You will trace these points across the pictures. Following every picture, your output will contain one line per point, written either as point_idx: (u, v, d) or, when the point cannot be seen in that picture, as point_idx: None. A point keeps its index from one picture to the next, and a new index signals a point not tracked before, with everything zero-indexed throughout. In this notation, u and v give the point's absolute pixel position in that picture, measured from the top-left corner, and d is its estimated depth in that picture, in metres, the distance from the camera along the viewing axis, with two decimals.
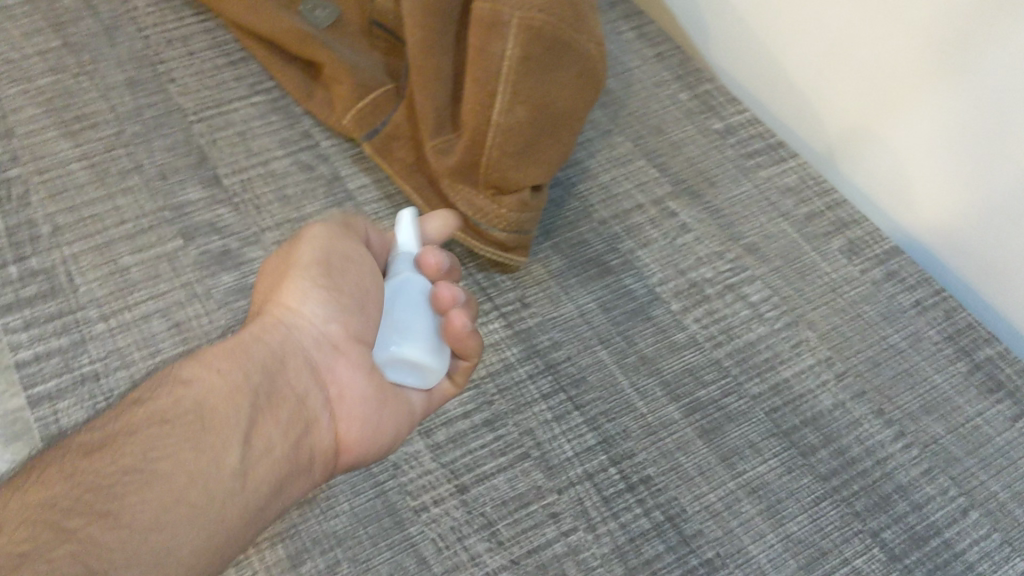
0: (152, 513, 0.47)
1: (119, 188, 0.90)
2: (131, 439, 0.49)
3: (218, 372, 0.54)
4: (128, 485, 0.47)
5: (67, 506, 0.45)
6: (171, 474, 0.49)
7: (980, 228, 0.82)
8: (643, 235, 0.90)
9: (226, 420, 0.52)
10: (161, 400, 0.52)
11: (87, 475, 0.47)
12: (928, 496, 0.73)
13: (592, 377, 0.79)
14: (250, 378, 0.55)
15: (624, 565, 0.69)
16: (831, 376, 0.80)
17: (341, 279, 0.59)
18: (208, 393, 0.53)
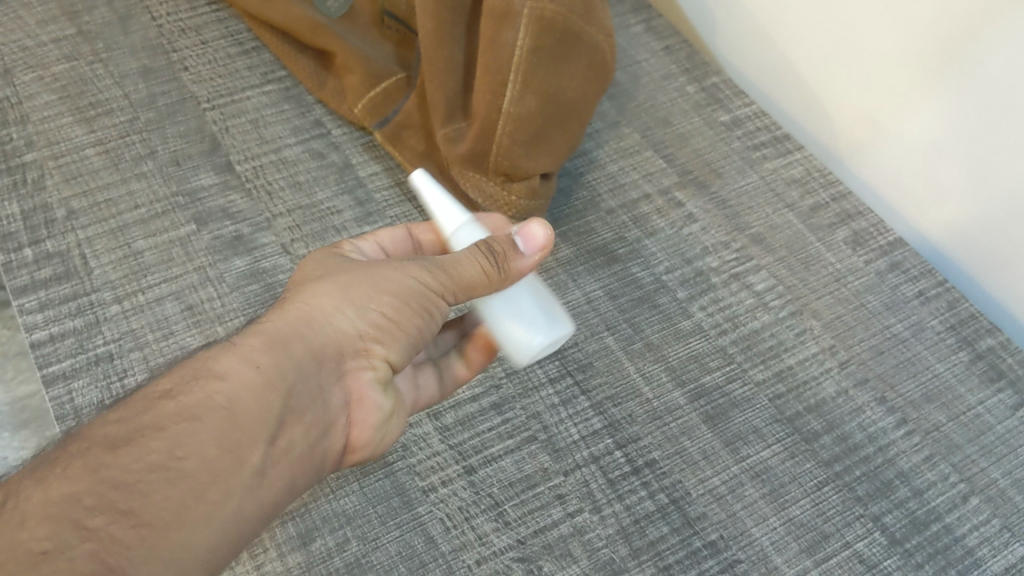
0: (175, 513, 0.45)
1: (133, 173, 0.91)
2: (157, 434, 0.47)
3: (255, 368, 0.50)
4: (149, 483, 0.45)
5: (88, 504, 0.44)
6: (196, 472, 0.46)
7: (983, 220, 0.83)
8: (650, 224, 0.91)
9: (254, 419, 0.49)
10: (189, 393, 0.49)
11: (107, 469, 0.45)
12: (929, 482, 0.75)
13: (598, 362, 0.80)
14: (285, 376, 0.51)
15: (628, 546, 0.70)
16: (834, 364, 0.81)
17: (381, 290, 0.55)
18: (239, 392, 0.49)
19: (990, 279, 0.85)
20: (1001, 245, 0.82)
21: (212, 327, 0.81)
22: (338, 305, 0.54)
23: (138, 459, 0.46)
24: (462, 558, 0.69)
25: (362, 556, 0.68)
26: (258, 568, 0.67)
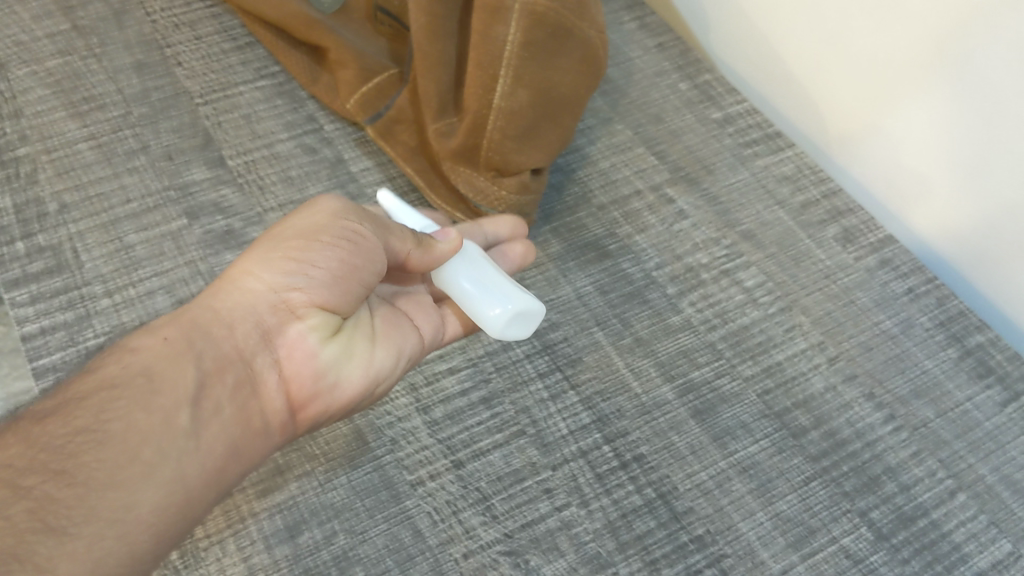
0: (108, 473, 0.51)
1: (126, 168, 0.91)
2: (82, 404, 0.53)
3: (165, 339, 0.58)
4: (78, 444, 0.51)
5: (26, 470, 0.50)
6: (122, 433, 0.52)
7: (971, 218, 0.83)
8: (641, 221, 0.91)
9: (174, 380, 0.56)
10: (111, 366, 0.56)
11: (41, 438, 0.51)
12: (917, 477, 0.75)
13: (587, 357, 0.81)
14: (198, 342, 0.58)
15: (615, 540, 0.70)
16: (823, 360, 0.81)
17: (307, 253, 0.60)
18: (153, 358, 0.56)
19: (977, 275, 0.86)
20: (987, 240, 0.83)
21: None
22: (247, 272, 0.61)
23: (74, 422, 0.52)
24: (450, 551, 0.69)
25: (350, 549, 0.68)
26: (245, 561, 0.67)
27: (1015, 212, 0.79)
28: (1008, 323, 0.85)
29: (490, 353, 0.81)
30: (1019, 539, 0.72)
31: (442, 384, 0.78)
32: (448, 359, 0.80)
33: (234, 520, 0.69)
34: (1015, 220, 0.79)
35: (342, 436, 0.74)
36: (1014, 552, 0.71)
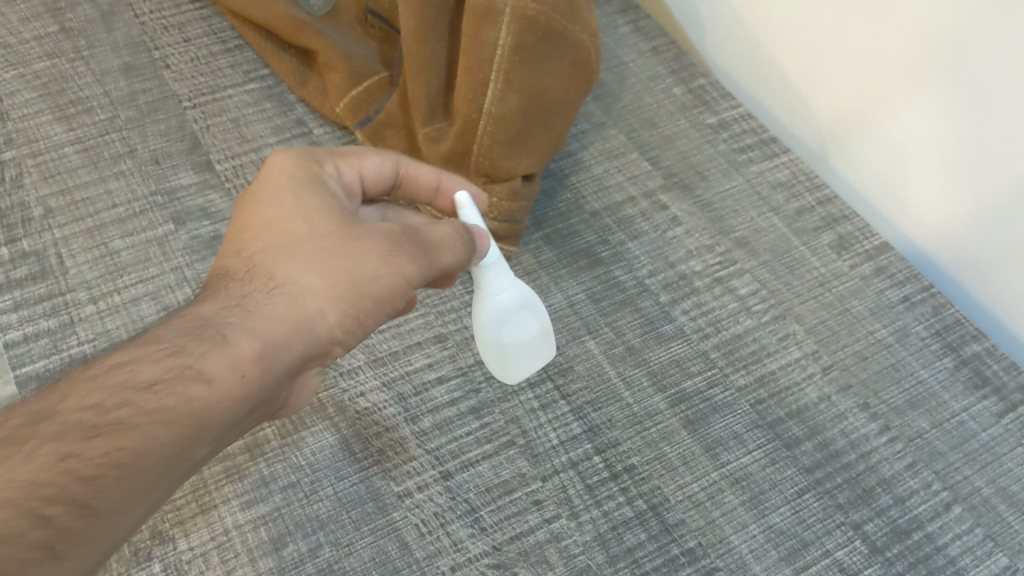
0: (120, 506, 0.46)
1: (112, 172, 0.90)
2: (127, 426, 0.46)
3: (239, 379, 0.51)
4: (111, 478, 0.45)
5: (50, 493, 0.43)
6: (153, 469, 0.47)
7: (968, 218, 0.82)
8: (634, 227, 0.90)
9: (222, 425, 0.50)
10: (170, 391, 0.48)
11: (72, 459, 0.44)
12: (912, 490, 0.74)
13: (578, 367, 0.79)
14: (260, 389, 0.52)
15: (605, 553, 0.69)
16: (817, 369, 0.80)
17: (372, 300, 0.57)
18: (218, 401, 0.50)
19: (971, 278, 0.85)
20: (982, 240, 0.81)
21: None
22: (323, 307, 0.55)
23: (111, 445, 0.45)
24: (437, 564, 0.68)
25: (335, 561, 0.67)
26: (228, 574, 0.66)
27: (1013, 210, 0.77)
28: (1003, 332, 0.84)
29: (480, 361, 0.79)
30: (1016, 553, 0.71)
31: (431, 394, 0.77)
32: (437, 368, 0.79)
33: (217, 532, 0.68)
34: (1013, 226, 0.78)
35: (329, 447, 0.73)
36: (1011, 567, 0.70)
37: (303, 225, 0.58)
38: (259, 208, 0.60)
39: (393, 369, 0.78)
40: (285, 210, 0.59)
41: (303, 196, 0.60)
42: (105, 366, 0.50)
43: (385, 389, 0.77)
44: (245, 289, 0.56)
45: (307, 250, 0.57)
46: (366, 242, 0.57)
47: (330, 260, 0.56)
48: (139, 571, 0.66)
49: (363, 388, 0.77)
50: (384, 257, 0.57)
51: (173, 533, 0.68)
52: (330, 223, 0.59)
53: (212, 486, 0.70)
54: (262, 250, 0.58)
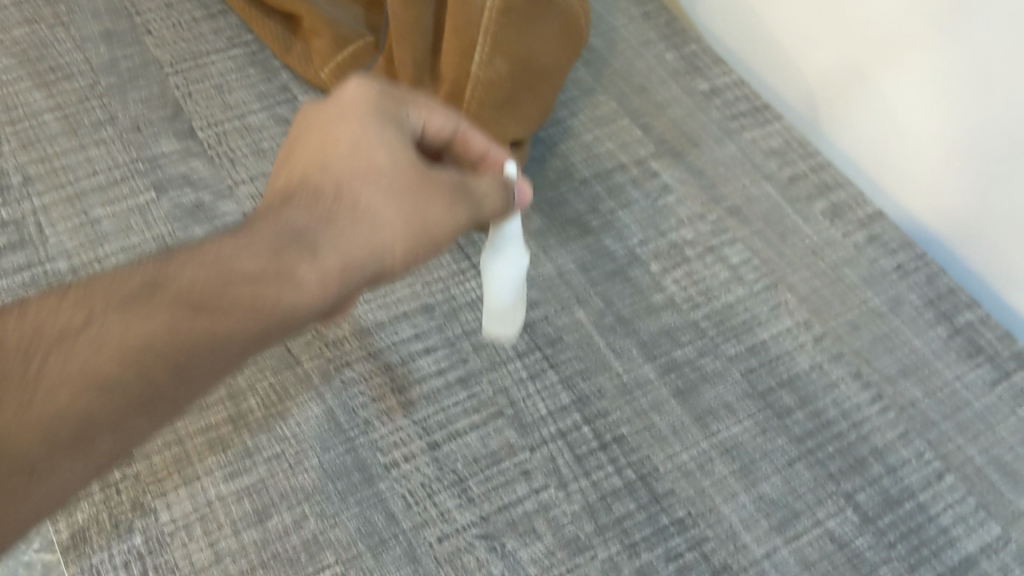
0: (184, 378, 0.51)
1: (93, 139, 0.88)
2: (208, 313, 0.51)
3: (315, 294, 0.54)
4: (180, 357, 0.50)
5: (129, 358, 0.49)
6: (222, 352, 0.51)
7: (962, 186, 0.81)
8: (625, 195, 0.88)
9: (287, 327, 0.54)
10: (250, 293, 0.52)
11: (153, 334, 0.49)
12: (904, 459, 0.73)
13: (568, 337, 0.78)
14: (329, 303, 0.55)
15: (594, 523, 0.68)
16: (809, 338, 0.79)
17: (431, 242, 0.58)
18: (293, 308, 0.53)
19: (965, 247, 0.84)
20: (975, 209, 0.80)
21: None
22: (397, 237, 0.56)
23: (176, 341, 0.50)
24: (423, 535, 0.67)
25: (320, 533, 0.66)
26: (211, 545, 0.65)
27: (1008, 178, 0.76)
28: (997, 301, 0.83)
29: (469, 332, 0.78)
30: (1008, 523, 0.70)
31: (418, 364, 0.75)
32: (425, 339, 0.77)
33: (200, 503, 0.67)
34: (1009, 195, 0.77)
35: (314, 418, 0.72)
36: (1002, 537, 0.70)
37: (384, 158, 0.58)
38: (346, 128, 0.59)
39: (379, 339, 0.77)
40: (365, 139, 0.59)
41: (385, 127, 0.60)
42: (193, 256, 0.53)
43: (371, 359, 0.75)
44: (322, 204, 0.56)
45: (389, 183, 0.57)
46: (434, 187, 0.58)
47: (405, 197, 0.57)
48: (121, 543, 0.65)
49: (349, 359, 0.75)
50: (448, 206, 0.58)
51: (155, 504, 0.66)
52: (408, 159, 0.59)
53: (195, 457, 0.69)
54: (349, 174, 0.57)
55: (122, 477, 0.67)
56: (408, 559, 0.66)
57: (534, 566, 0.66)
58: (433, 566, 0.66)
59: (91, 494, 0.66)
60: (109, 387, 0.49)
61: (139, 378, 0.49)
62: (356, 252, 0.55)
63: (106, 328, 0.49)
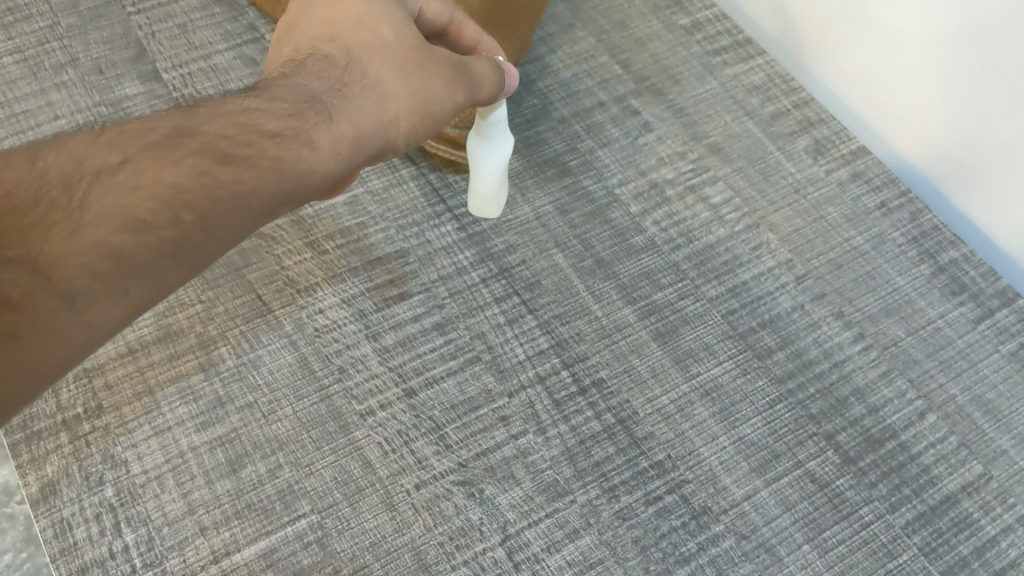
0: (222, 241, 0.47)
1: (53, 82, 0.85)
2: (245, 163, 0.48)
3: (336, 157, 0.53)
4: (228, 208, 0.46)
5: (176, 197, 0.45)
6: (257, 212, 0.48)
7: (954, 121, 0.79)
8: (604, 134, 0.86)
9: (308, 192, 0.52)
10: (288, 146, 0.50)
11: (202, 179, 0.46)
12: (886, 399, 0.72)
13: (546, 281, 0.77)
14: (342, 171, 0.54)
15: (573, 467, 0.67)
16: (791, 279, 0.78)
17: (428, 121, 0.59)
18: (318, 170, 0.52)
19: (954, 186, 0.82)
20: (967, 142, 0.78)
21: None
22: (401, 114, 0.57)
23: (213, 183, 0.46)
24: (401, 482, 0.66)
25: (295, 482, 0.65)
26: (184, 497, 0.64)
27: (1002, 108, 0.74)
28: (982, 238, 0.82)
29: (445, 277, 0.76)
30: (989, 461, 0.70)
31: (393, 310, 0.74)
32: (400, 285, 0.75)
33: (172, 454, 0.65)
34: (997, 128, 0.75)
35: (287, 366, 0.70)
36: (984, 475, 0.69)
37: (392, 33, 0.58)
38: (352, 1, 0.59)
39: (353, 286, 0.75)
40: (373, 15, 0.58)
41: (391, 6, 0.59)
42: (206, 110, 0.50)
43: (345, 306, 0.74)
44: (334, 75, 0.56)
45: (397, 59, 0.58)
46: (442, 64, 0.59)
47: (411, 74, 0.58)
48: (91, 496, 0.63)
49: (322, 306, 0.73)
50: (449, 86, 0.59)
51: (125, 456, 0.65)
52: (412, 39, 0.59)
53: (165, 407, 0.67)
54: (356, 48, 0.58)
55: (91, 429, 0.66)
56: (386, 507, 0.65)
57: (513, 512, 0.65)
58: (411, 513, 0.64)
59: (60, 447, 0.65)
60: (155, 225, 0.44)
61: (182, 220, 0.45)
62: (368, 121, 0.55)
63: (140, 169, 0.45)
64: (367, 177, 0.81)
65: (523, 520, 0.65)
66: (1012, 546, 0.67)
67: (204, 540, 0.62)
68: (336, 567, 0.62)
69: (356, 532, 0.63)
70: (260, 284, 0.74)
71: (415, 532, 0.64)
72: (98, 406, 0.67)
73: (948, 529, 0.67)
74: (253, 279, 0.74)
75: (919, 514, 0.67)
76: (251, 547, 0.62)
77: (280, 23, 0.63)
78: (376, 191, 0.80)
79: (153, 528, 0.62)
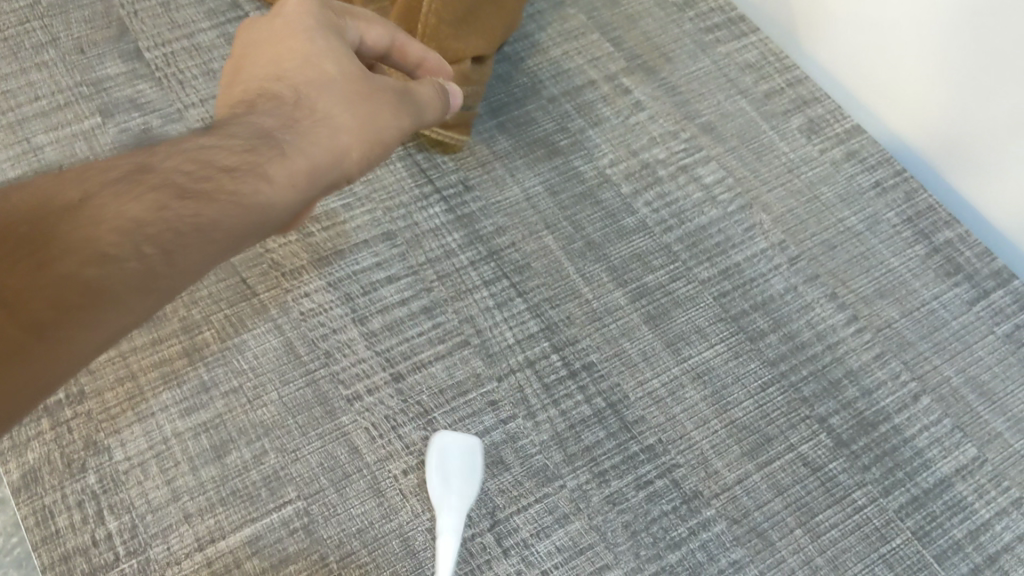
0: (185, 279, 0.44)
1: (34, 63, 0.83)
2: (205, 198, 0.45)
3: (294, 191, 0.49)
4: (190, 240, 0.44)
5: (138, 231, 0.42)
6: (221, 247, 0.45)
7: (954, 105, 0.77)
8: (595, 113, 0.85)
9: (266, 231, 0.48)
10: (244, 178, 0.47)
11: (162, 214, 0.43)
12: (879, 381, 0.71)
13: (536, 263, 0.75)
14: (299, 209, 0.50)
15: (563, 452, 0.67)
16: (784, 261, 0.77)
17: (382, 149, 0.55)
18: (277, 205, 0.48)
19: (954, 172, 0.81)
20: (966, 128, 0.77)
21: None
22: (356, 141, 0.53)
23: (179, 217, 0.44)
24: (388, 468, 0.65)
25: (281, 468, 0.64)
26: (168, 483, 0.63)
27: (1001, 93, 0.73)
28: (977, 218, 0.81)
29: (432, 260, 0.75)
30: (984, 444, 0.69)
31: (380, 294, 0.73)
32: (386, 268, 0.74)
33: (156, 440, 0.64)
34: (995, 108, 0.74)
35: (272, 350, 0.69)
36: (978, 458, 0.68)
37: (337, 64, 0.54)
38: (291, 34, 0.55)
39: (339, 269, 0.73)
40: (312, 45, 0.55)
41: (331, 32, 0.55)
42: (165, 151, 0.48)
43: (332, 289, 0.72)
44: (284, 111, 0.52)
45: (345, 88, 0.54)
46: (389, 94, 0.55)
47: (361, 103, 0.53)
48: (73, 484, 0.62)
49: (307, 290, 0.72)
50: (397, 114, 0.55)
51: (108, 442, 0.64)
52: (356, 65, 0.55)
53: (149, 393, 0.66)
54: (302, 81, 0.53)
55: (73, 415, 0.65)
56: (373, 493, 0.64)
57: (502, 497, 0.64)
58: (399, 500, 0.64)
59: (41, 433, 0.64)
60: (119, 258, 0.41)
61: (146, 254, 0.42)
62: (323, 155, 0.51)
63: (103, 203, 0.43)
64: None
65: (512, 506, 0.64)
66: (1006, 529, 0.66)
67: (188, 527, 0.61)
68: (323, 553, 0.61)
69: (343, 518, 0.62)
70: (245, 267, 0.72)
71: (403, 518, 0.63)
72: (79, 391, 0.66)
73: (941, 513, 0.66)
74: (236, 262, 0.73)
75: (912, 498, 0.67)
76: (236, 534, 0.61)
77: (228, 63, 0.60)
78: None
79: (136, 515, 0.61)
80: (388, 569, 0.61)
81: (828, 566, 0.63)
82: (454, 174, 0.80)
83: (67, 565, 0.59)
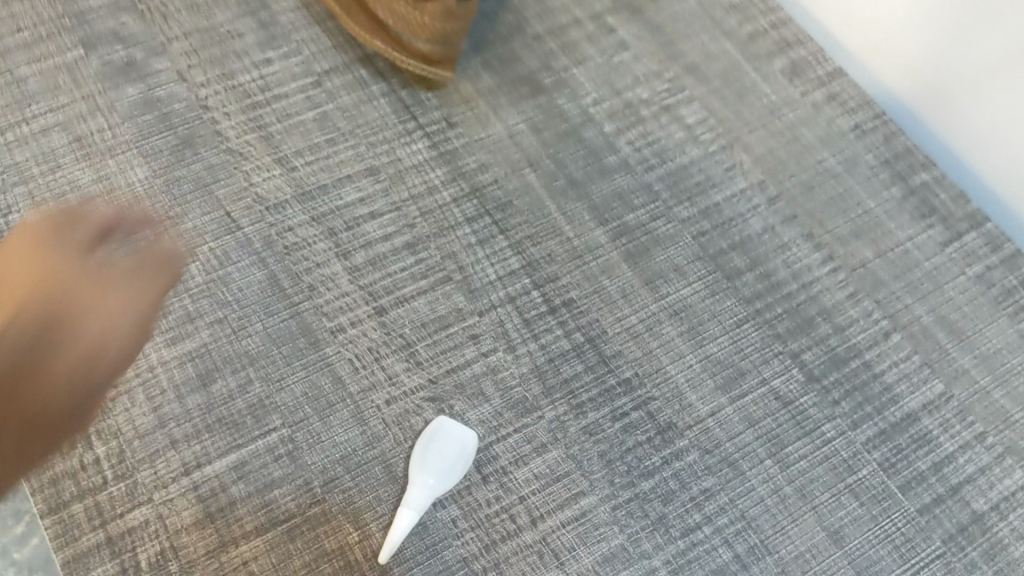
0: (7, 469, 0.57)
1: None
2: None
3: (67, 395, 0.60)
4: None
5: None
6: (33, 447, 0.58)
7: (945, 44, 0.78)
8: (579, 52, 0.85)
9: (71, 428, 0.61)
10: (19, 402, 0.58)
11: None
12: (852, 319, 0.73)
13: (518, 200, 0.76)
14: (87, 404, 0.61)
15: (541, 384, 0.68)
16: (762, 201, 0.78)
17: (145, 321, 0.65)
18: (53, 410, 0.59)
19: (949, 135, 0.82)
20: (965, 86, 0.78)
21: (104, 159, 0.74)
22: (120, 322, 0.63)
23: None
24: (371, 397, 0.66)
25: (265, 397, 0.65)
26: (155, 411, 0.64)
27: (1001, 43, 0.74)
28: (954, 162, 0.82)
29: (415, 197, 0.75)
30: (951, 380, 0.71)
31: (363, 229, 0.73)
32: (370, 203, 0.75)
33: (142, 369, 0.65)
34: (985, 42, 0.75)
35: (256, 283, 0.70)
36: (944, 393, 0.71)
37: (79, 240, 0.65)
38: (83, 226, 0.66)
39: (323, 204, 0.74)
40: (78, 231, 0.66)
41: (101, 228, 0.67)
42: None
43: (315, 224, 0.73)
44: (28, 316, 0.61)
45: (92, 267, 0.64)
46: (141, 270, 0.66)
47: (103, 295, 0.63)
48: None
49: (291, 224, 0.73)
50: (158, 287, 0.67)
51: None
52: (128, 255, 0.66)
53: None
54: (53, 277, 0.62)
55: None
56: (356, 421, 0.65)
57: (481, 427, 0.66)
58: (381, 428, 0.65)
59: None
60: None
61: None
62: (105, 335, 0.62)
63: None
64: (337, 94, 0.80)
65: (491, 436, 0.66)
66: (969, 462, 0.68)
67: (175, 452, 0.63)
68: (307, 478, 0.63)
69: (327, 445, 0.64)
70: (229, 201, 0.73)
71: (385, 446, 0.64)
72: None
73: (907, 445, 0.68)
74: (221, 195, 0.73)
75: (880, 431, 0.69)
76: (222, 460, 0.63)
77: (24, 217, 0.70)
78: (347, 108, 0.79)
79: (123, 441, 0.63)
80: (371, 494, 0.63)
81: (797, 494, 0.66)
82: (437, 111, 0.80)
83: (56, 487, 0.60)
